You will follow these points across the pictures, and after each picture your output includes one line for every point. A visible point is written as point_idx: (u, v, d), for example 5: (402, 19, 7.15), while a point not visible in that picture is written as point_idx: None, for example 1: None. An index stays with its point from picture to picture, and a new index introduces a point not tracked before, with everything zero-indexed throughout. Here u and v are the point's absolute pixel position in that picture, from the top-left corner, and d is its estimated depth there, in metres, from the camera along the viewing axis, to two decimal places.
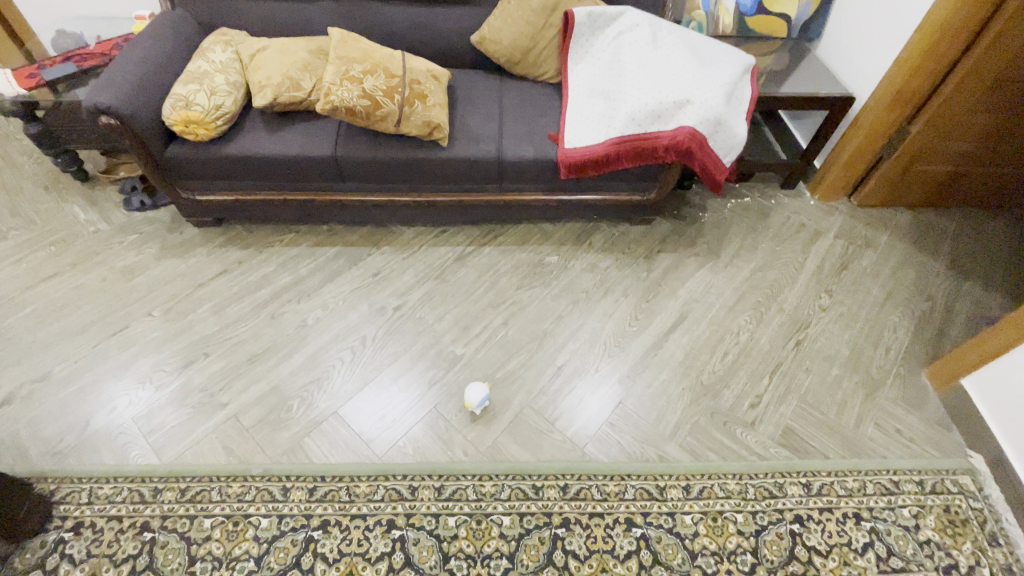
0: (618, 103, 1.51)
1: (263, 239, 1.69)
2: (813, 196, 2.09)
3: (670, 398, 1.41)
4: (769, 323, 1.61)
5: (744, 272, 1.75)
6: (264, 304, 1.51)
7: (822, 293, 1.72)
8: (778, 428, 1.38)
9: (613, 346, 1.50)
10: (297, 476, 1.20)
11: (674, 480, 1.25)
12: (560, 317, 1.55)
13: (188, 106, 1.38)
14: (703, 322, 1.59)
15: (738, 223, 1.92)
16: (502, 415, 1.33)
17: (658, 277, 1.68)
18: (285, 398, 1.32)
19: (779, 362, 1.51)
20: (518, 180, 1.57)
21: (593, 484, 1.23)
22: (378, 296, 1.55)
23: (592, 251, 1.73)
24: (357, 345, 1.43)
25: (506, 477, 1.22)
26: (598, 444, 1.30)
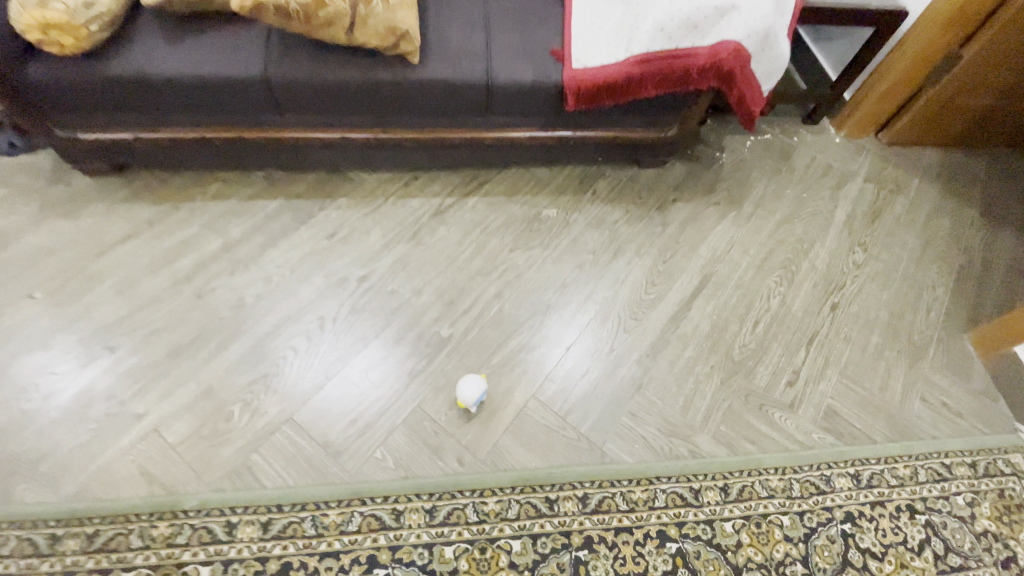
0: (640, 9, 1.17)
1: (181, 190, 1.30)
2: (839, 133, 1.83)
3: (698, 380, 1.18)
4: (802, 284, 1.39)
5: (770, 224, 1.50)
6: (186, 279, 1.16)
7: (856, 248, 1.51)
8: (819, 410, 1.20)
9: (629, 319, 1.25)
10: (244, 507, 0.93)
11: (710, 480, 1.05)
12: (564, 284, 1.27)
13: (41, 2, 0.95)
14: (730, 286, 1.35)
15: (760, 165, 1.65)
16: (502, 411, 1.08)
17: (675, 232, 1.42)
18: (223, 404, 1.02)
19: (816, 331, 1.31)
20: (511, 111, 1.23)
21: (616, 492, 1.02)
22: (337, 263, 1.21)
23: (597, 201, 1.44)
24: (313, 328, 1.12)
25: (512, 491, 0.99)
26: (619, 441, 1.08)
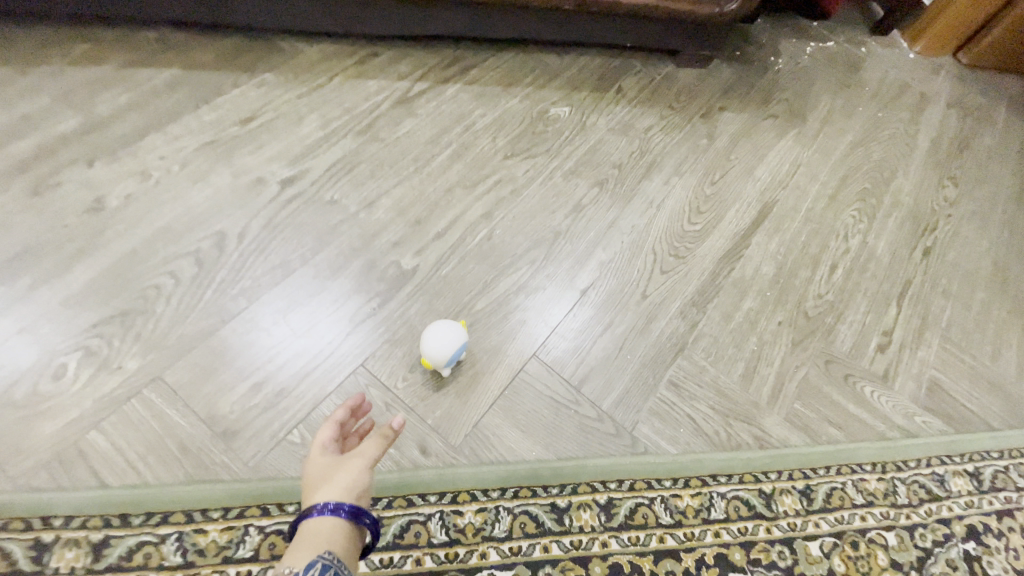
0: None
1: (26, 47, 0.89)
2: (913, 49, 1.48)
3: (763, 339, 0.85)
4: (886, 222, 1.06)
5: (842, 146, 1.16)
6: (17, 169, 0.77)
7: (945, 182, 1.18)
8: (920, 384, 0.88)
9: (668, 254, 0.90)
10: (67, 518, 0.57)
11: (787, 480, 0.73)
12: (579, 204, 0.91)
13: None
14: (798, 219, 1.01)
15: (825, 76, 1.29)
16: (489, 377, 0.74)
17: (724, 148, 1.07)
18: (51, 354, 0.65)
19: (907, 282, 0.99)
20: None
21: (655, 497, 0.68)
22: (252, 159, 0.83)
23: (622, 102, 1.07)
24: (208, 247, 0.75)
25: (501, 496, 0.66)
26: (656, 424, 0.74)
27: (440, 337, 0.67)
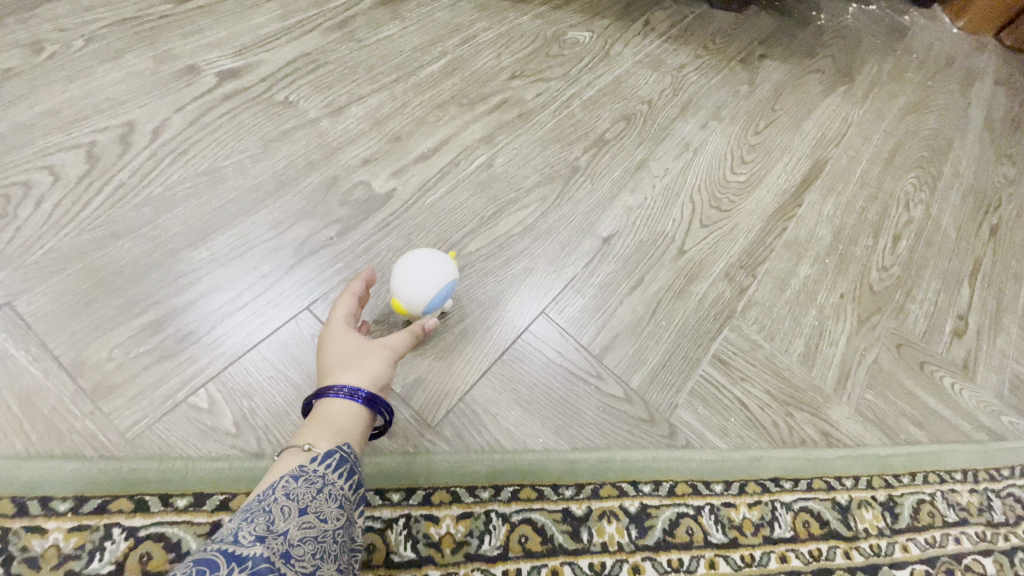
0: None
1: None
2: (956, 24, 1.36)
3: (824, 313, 0.68)
4: (949, 194, 0.91)
5: (893, 110, 1.01)
6: None
7: (1004, 159, 1.04)
8: (1005, 379, 0.72)
9: (707, 206, 0.73)
10: None
11: (862, 489, 0.57)
12: (602, 139, 0.74)
13: None
14: (854, 181, 0.85)
15: (870, 38, 1.15)
16: (484, 336, 0.55)
17: (767, 97, 0.91)
18: None
19: (978, 261, 0.84)
20: None
21: (700, 506, 0.51)
22: (185, 42, 0.63)
23: (651, 35, 0.90)
24: (108, 143, 0.55)
25: (496, 498, 0.48)
26: (697, 409, 0.57)
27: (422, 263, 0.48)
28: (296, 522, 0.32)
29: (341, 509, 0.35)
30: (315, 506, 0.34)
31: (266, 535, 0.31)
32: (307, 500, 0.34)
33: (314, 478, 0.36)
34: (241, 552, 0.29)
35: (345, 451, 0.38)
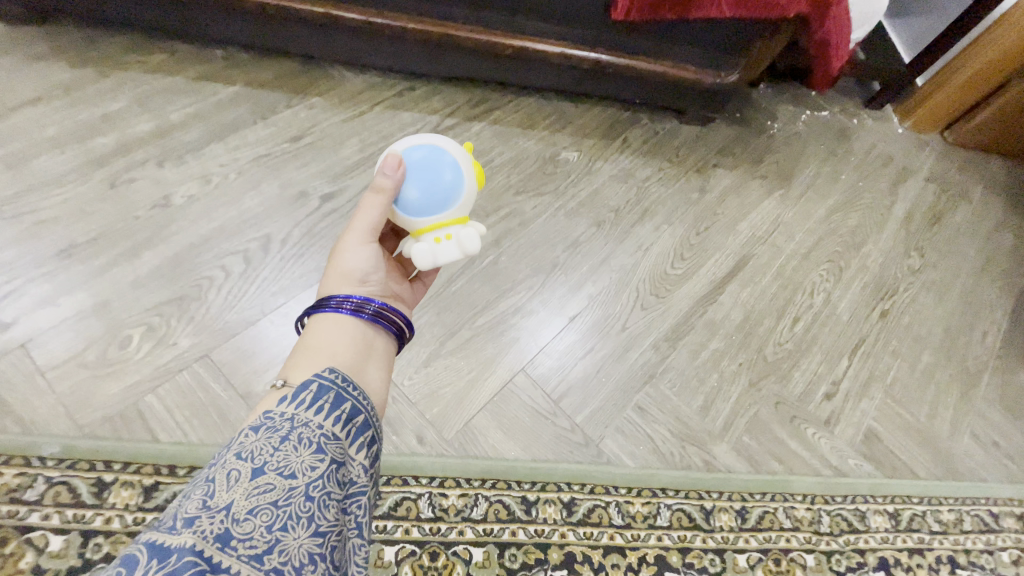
0: None
1: (109, 57, 1.03)
2: (903, 124, 1.62)
3: (723, 377, 0.97)
4: (851, 284, 1.18)
5: (821, 209, 1.28)
6: (100, 163, 0.91)
7: (912, 253, 1.30)
8: (858, 432, 0.99)
9: (648, 295, 1.02)
10: (124, 465, 0.69)
11: (726, 501, 0.85)
12: (577, 241, 1.04)
13: None
14: (770, 273, 1.13)
15: (815, 144, 1.41)
16: (483, 383, 0.87)
17: (713, 202, 1.19)
18: (119, 326, 0.78)
19: (862, 339, 1.11)
20: (540, 13, 0.97)
21: (611, 502, 0.81)
22: (297, 173, 0.96)
23: (627, 151, 1.20)
24: (256, 249, 0.88)
25: (481, 485, 0.79)
26: (621, 439, 0.87)
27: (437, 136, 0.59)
28: (245, 492, 0.37)
29: (304, 459, 0.41)
30: (271, 464, 0.39)
31: (204, 513, 0.36)
32: (262, 461, 0.39)
33: (271, 436, 0.41)
34: (170, 543, 0.33)
35: (317, 387, 0.46)
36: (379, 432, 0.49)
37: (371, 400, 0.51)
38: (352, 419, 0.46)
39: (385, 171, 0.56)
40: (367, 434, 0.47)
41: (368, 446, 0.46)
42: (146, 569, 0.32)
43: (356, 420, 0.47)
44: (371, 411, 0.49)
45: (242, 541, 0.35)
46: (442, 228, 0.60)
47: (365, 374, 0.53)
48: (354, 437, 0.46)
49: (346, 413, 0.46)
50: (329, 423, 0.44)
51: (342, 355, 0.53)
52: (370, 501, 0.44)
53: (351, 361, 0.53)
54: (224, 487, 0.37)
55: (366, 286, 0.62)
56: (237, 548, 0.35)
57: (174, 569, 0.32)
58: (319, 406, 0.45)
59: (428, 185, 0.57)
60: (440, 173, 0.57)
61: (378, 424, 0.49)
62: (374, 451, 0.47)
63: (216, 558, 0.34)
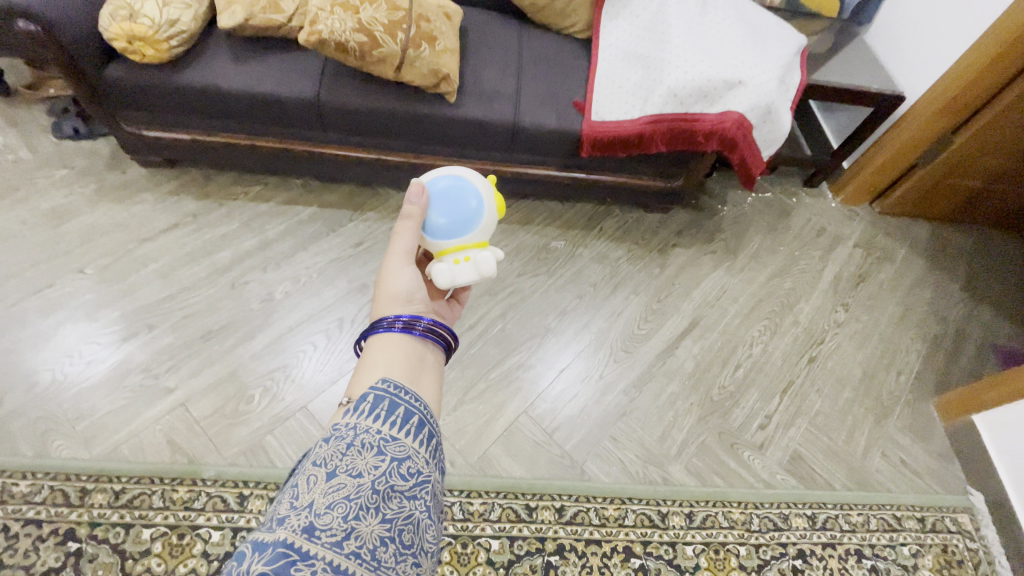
0: (658, 73, 1.29)
1: (223, 189, 1.43)
2: (837, 198, 1.94)
3: (677, 413, 1.29)
4: (784, 336, 1.50)
5: (761, 276, 1.61)
6: (223, 269, 1.29)
7: (839, 307, 1.60)
8: (786, 454, 1.29)
9: (619, 351, 1.36)
10: (255, 483, 1.03)
11: (677, 506, 1.16)
12: (565, 311, 1.39)
13: (133, 18, 1.09)
14: (717, 330, 1.46)
15: (758, 220, 1.76)
16: (497, 422, 1.20)
17: (671, 275, 1.53)
18: (245, 387, 1.13)
19: (791, 381, 1.41)
20: (531, 151, 1.35)
21: (591, 507, 1.12)
22: (359, 271, 1.33)
23: (603, 238, 1.56)
24: (333, 329, 1.24)
25: (497, 495, 1.11)
26: (598, 462, 1.19)
27: (461, 174, 0.84)
28: (324, 490, 0.44)
29: (366, 461, 0.47)
30: (343, 466, 0.47)
31: (292, 513, 0.42)
32: (335, 465, 0.46)
33: (339, 445, 0.48)
34: (270, 538, 0.40)
35: (374, 398, 0.54)
36: (432, 430, 0.56)
37: (426, 400, 0.60)
38: (406, 422, 0.54)
39: (414, 202, 0.79)
40: (422, 431, 0.55)
41: (425, 442, 0.54)
42: (252, 559, 0.38)
43: (411, 421, 0.54)
44: (423, 413, 0.57)
45: (324, 531, 0.41)
46: (463, 249, 0.83)
47: (418, 381, 0.63)
48: (410, 436, 0.53)
49: (401, 417, 0.54)
50: (385, 428, 0.52)
51: (397, 367, 0.63)
52: (431, 488, 0.51)
53: (405, 371, 0.63)
54: (307, 488, 0.44)
55: (412, 303, 0.74)
56: (320, 537, 0.41)
57: (269, 559, 0.38)
58: (376, 413, 0.53)
59: (453, 214, 0.81)
60: (465, 203, 0.82)
61: (430, 423, 0.56)
62: (431, 445, 0.54)
63: (304, 547, 0.40)
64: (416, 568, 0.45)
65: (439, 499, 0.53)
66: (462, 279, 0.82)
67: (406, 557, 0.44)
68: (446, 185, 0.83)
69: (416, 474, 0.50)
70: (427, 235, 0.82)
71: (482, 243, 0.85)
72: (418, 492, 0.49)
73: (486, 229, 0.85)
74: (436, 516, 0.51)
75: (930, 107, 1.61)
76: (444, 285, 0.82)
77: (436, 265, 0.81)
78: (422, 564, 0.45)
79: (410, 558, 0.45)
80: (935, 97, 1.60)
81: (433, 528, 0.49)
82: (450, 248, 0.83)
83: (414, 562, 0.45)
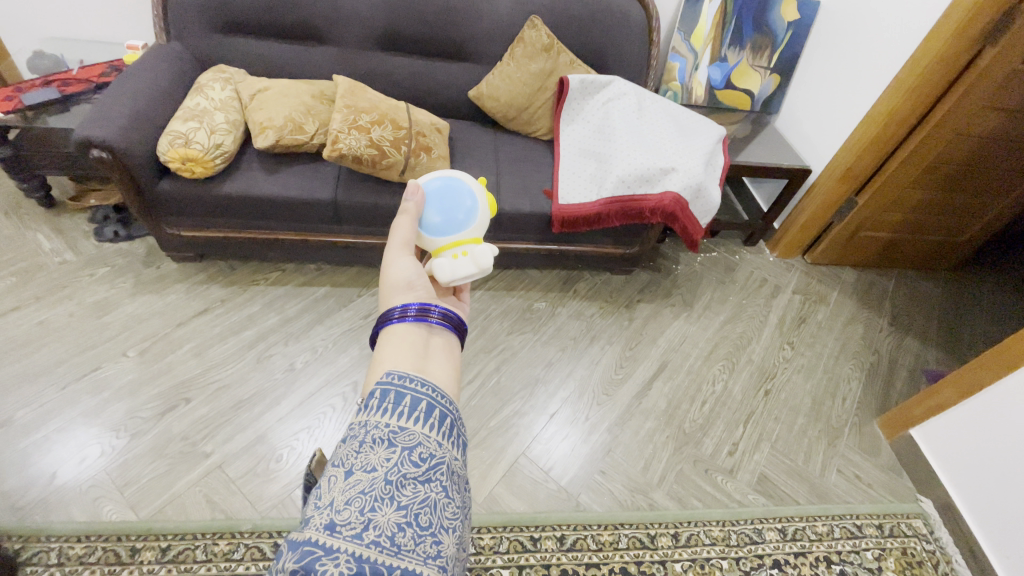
0: (608, 166, 1.60)
1: (247, 276, 1.64)
2: (773, 253, 2.25)
3: (655, 446, 1.47)
4: (741, 373, 1.72)
5: (716, 322, 1.87)
6: (250, 346, 1.47)
7: (785, 345, 1.85)
8: (754, 476, 1.46)
9: (601, 395, 1.56)
10: (288, 532, 1.15)
11: (664, 528, 1.31)
12: (550, 362, 1.61)
13: (188, 144, 1.34)
14: (682, 371, 1.68)
15: (708, 276, 2.05)
16: (498, 464, 1.36)
17: (638, 326, 1.78)
18: (274, 448, 1.28)
19: (751, 412, 1.62)
20: (511, 230, 1.63)
21: (588, 534, 1.27)
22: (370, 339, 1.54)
23: (577, 298, 1.82)
24: (349, 391, 1.41)
25: (504, 529, 1.24)
26: (591, 493, 1.35)
27: (454, 179, 0.96)
28: (343, 488, 0.41)
29: (379, 455, 0.44)
30: (358, 463, 0.43)
31: (314, 513, 0.39)
32: (352, 463, 0.43)
33: (352, 444, 0.45)
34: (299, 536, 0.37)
35: (381, 390, 0.50)
36: (446, 413, 0.51)
37: (440, 388, 0.54)
38: (416, 410, 0.49)
39: (409, 198, 0.85)
40: (434, 417, 0.49)
41: (437, 426, 0.49)
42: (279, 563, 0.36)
43: (421, 409, 0.49)
44: (434, 398, 0.51)
45: (344, 526, 0.38)
46: (460, 243, 0.92)
47: (429, 369, 0.57)
48: (422, 423, 0.48)
49: (409, 405, 0.49)
50: (395, 419, 0.47)
51: (405, 356, 0.57)
52: (448, 469, 0.46)
53: (414, 360, 0.57)
54: (326, 489, 0.42)
55: (416, 291, 0.70)
56: (342, 531, 0.37)
57: (292, 561, 0.35)
58: (384, 406, 0.49)
59: (447, 212, 0.92)
60: (460, 202, 0.94)
61: (443, 408, 0.51)
62: (445, 429, 0.49)
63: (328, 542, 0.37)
64: (438, 547, 0.40)
65: (459, 479, 0.48)
66: (463, 269, 0.86)
67: (425, 538, 0.40)
68: (438, 187, 0.94)
69: (430, 458, 0.46)
70: (425, 232, 0.91)
71: (476, 237, 0.95)
72: (432, 474, 0.45)
73: (479, 225, 0.96)
74: (458, 496, 0.46)
75: (833, 174, 1.93)
76: (446, 279, 0.86)
77: (438, 260, 0.87)
78: (445, 543, 0.41)
79: (430, 538, 0.40)
80: (834, 169, 1.93)
81: (454, 506, 0.44)
82: (448, 243, 0.92)
83: (435, 541, 0.40)
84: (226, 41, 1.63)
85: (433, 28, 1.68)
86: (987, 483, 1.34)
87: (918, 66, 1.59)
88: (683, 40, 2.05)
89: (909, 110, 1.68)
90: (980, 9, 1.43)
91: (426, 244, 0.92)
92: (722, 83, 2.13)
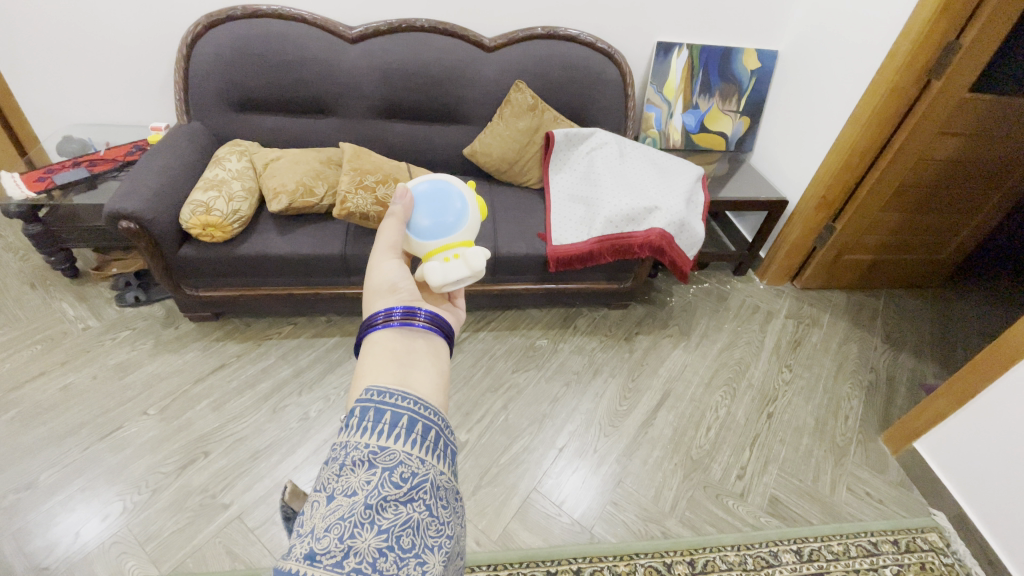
0: (596, 208, 1.71)
1: (261, 331, 1.73)
2: (762, 281, 2.34)
3: (664, 475, 1.50)
4: (743, 397, 1.76)
5: (714, 350, 1.93)
6: (265, 398, 1.52)
7: (784, 368, 1.90)
8: (765, 498, 1.48)
9: (607, 427, 1.60)
10: None
11: (679, 555, 1.31)
12: (556, 397, 1.66)
13: (208, 212, 1.45)
14: (685, 398, 1.72)
15: (703, 306, 2.13)
16: (511, 502, 1.38)
17: (639, 357, 1.84)
18: None
19: (756, 435, 1.65)
20: (510, 272, 1.72)
21: (604, 566, 1.28)
22: None
23: (578, 334, 1.89)
24: None
25: (521, 565, 1.25)
26: (604, 524, 1.36)
27: (444, 184, 0.99)
28: (325, 514, 0.40)
29: (357, 476, 0.42)
30: (340, 488, 0.42)
31: (299, 542, 0.39)
32: (334, 487, 0.42)
33: (332, 465, 0.44)
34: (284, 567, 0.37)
35: (360, 407, 0.49)
36: (430, 426, 0.49)
37: (424, 398, 0.54)
38: (397, 426, 0.47)
39: (396, 199, 0.87)
40: (416, 432, 0.48)
41: (419, 442, 0.47)
42: None
43: (401, 424, 0.48)
44: (416, 412, 0.50)
45: (324, 555, 0.37)
46: (450, 246, 0.94)
47: (413, 380, 0.56)
48: (403, 440, 0.46)
49: (389, 422, 0.47)
50: (373, 438, 0.45)
51: (387, 368, 0.57)
52: (432, 486, 0.45)
53: (396, 370, 0.57)
54: (310, 513, 0.41)
55: (397, 294, 0.72)
56: (322, 561, 0.36)
57: None
58: (364, 426, 0.47)
59: (437, 215, 0.94)
60: (451, 204, 0.97)
61: (427, 422, 0.50)
62: (429, 443, 0.48)
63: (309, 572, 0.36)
64: (423, 569, 0.39)
65: (446, 493, 0.46)
66: (454, 273, 0.87)
67: (408, 561, 0.39)
68: (427, 190, 0.97)
69: (412, 477, 0.44)
70: (415, 234, 0.93)
71: (466, 241, 0.97)
72: (416, 494, 0.43)
73: (469, 229, 0.99)
74: (445, 512, 0.44)
75: (810, 203, 2.05)
76: (438, 282, 0.87)
77: (431, 264, 0.88)
78: (430, 563, 0.40)
79: (413, 560, 0.39)
80: (810, 198, 2.06)
81: (439, 523, 0.43)
82: (437, 246, 0.94)
83: (419, 563, 0.39)
84: (241, 119, 1.80)
85: (429, 96, 1.84)
86: (993, 490, 1.36)
87: (873, 101, 1.75)
88: (656, 92, 2.21)
89: (869, 139, 1.82)
90: (920, 48, 1.60)
91: (417, 247, 0.94)
92: (696, 128, 2.30)
